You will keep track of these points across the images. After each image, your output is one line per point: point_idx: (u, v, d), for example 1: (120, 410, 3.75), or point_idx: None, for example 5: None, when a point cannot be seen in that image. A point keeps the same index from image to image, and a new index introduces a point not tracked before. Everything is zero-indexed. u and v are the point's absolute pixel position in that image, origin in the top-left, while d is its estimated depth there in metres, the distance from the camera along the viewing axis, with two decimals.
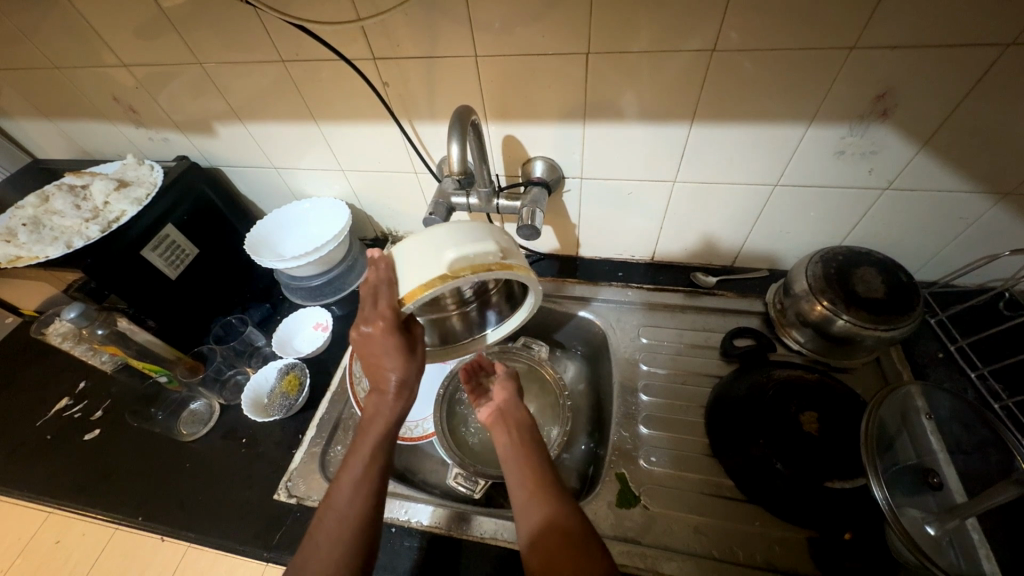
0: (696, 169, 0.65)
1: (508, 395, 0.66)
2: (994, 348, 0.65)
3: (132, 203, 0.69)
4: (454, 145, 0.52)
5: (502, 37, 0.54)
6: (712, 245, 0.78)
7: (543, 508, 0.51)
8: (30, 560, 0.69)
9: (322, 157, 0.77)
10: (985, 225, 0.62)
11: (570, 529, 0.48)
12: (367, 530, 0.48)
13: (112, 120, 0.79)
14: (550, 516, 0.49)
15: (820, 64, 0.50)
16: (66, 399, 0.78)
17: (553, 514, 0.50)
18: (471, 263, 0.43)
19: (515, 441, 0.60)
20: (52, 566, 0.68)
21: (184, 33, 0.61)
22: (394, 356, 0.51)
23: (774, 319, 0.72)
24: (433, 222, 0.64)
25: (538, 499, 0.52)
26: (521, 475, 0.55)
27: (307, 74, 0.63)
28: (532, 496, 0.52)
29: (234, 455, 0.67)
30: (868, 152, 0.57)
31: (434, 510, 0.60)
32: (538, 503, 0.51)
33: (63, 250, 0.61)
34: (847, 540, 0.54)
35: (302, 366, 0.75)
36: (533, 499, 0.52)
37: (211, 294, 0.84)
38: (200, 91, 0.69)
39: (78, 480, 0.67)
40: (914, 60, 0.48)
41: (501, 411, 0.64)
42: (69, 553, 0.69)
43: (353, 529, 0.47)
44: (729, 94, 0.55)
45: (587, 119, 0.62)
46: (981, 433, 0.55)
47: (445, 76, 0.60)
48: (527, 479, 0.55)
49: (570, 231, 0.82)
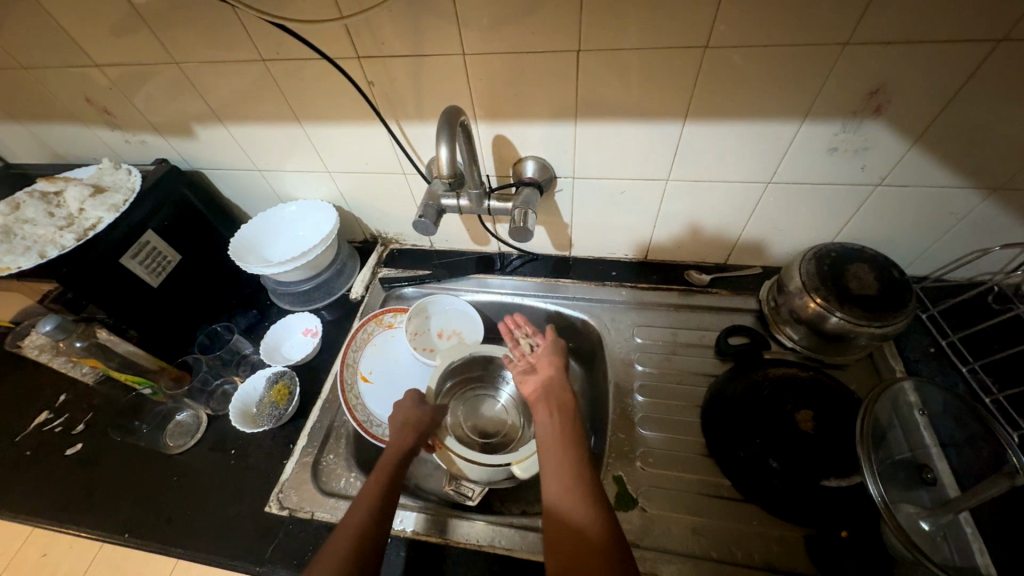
0: (689, 167, 0.64)
1: (554, 372, 0.67)
2: (984, 342, 0.66)
3: (109, 210, 0.67)
4: (443, 147, 0.50)
5: (490, 35, 0.53)
6: (707, 244, 0.78)
7: (568, 497, 0.51)
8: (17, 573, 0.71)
9: (307, 159, 0.75)
10: (974, 220, 0.62)
11: (588, 520, 0.48)
12: (371, 539, 0.50)
13: (86, 122, 0.76)
14: (568, 506, 0.50)
15: (813, 59, 0.49)
16: (45, 413, 0.76)
17: (573, 507, 0.50)
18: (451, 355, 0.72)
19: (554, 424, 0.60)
20: None
21: (159, 32, 0.59)
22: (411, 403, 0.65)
23: (767, 317, 0.72)
24: (424, 226, 0.63)
25: (566, 486, 0.52)
26: (556, 459, 0.55)
27: (289, 74, 0.61)
28: (561, 483, 0.53)
29: (224, 467, 0.65)
30: (860, 148, 0.57)
31: (415, 516, 0.59)
32: (564, 489, 0.52)
33: (35, 261, 0.58)
34: (844, 537, 0.54)
35: (291, 375, 0.73)
36: (561, 484, 0.52)
37: (196, 302, 0.81)
38: (179, 92, 0.67)
39: (60, 497, 0.65)
40: (906, 57, 0.48)
41: (552, 388, 0.65)
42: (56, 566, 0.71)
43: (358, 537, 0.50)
44: (721, 92, 0.54)
45: (579, 117, 0.60)
46: (971, 427, 0.55)
47: (432, 75, 0.58)
48: (560, 463, 0.55)
49: (563, 231, 0.81)
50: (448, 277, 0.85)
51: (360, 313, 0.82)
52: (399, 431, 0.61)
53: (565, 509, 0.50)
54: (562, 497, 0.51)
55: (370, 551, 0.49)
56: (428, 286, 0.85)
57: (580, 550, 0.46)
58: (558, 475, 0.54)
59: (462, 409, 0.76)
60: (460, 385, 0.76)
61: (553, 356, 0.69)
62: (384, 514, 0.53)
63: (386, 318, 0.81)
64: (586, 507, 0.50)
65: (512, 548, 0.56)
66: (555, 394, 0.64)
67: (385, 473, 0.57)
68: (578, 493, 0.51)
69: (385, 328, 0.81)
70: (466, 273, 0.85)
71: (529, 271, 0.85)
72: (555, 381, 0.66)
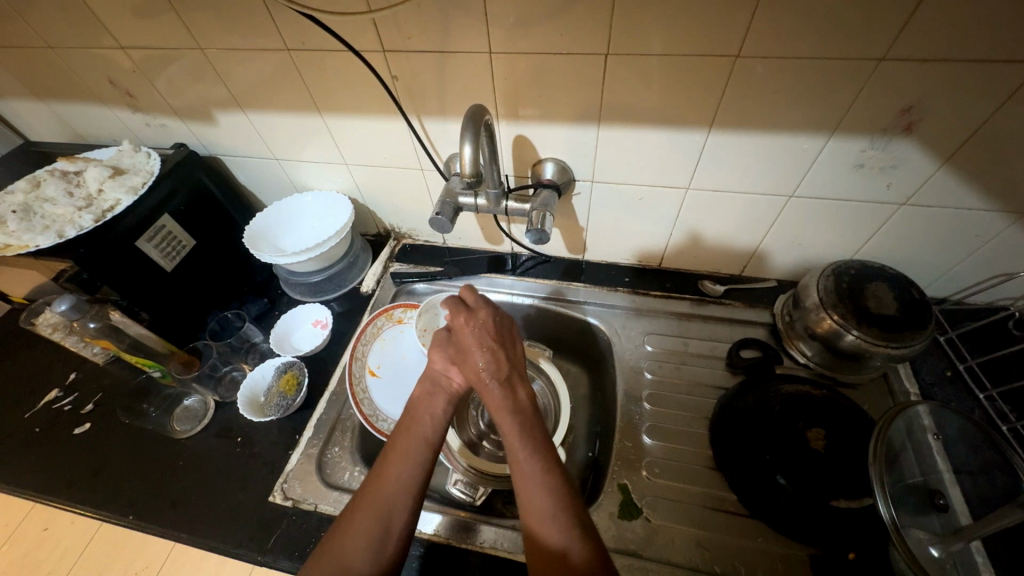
0: (710, 177, 0.63)
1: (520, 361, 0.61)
2: (1003, 369, 0.65)
3: (128, 192, 0.67)
4: (467, 145, 0.50)
5: (518, 34, 0.52)
6: (724, 255, 0.77)
7: (541, 511, 0.48)
8: (17, 546, 0.74)
9: (326, 151, 0.75)
10: (1000, 244, 0.61)
11: (561, 541, 0.46)
12: (381, 527, 0.47)
13: (108, 104, 0.76)
14: (542, 526, 0.47)
15: (846, 73, 0.48)
16: (55, 391, 0.76)
17: (547, 526, 0.47)
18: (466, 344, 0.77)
19: (513, 432, 0.53)
20: (41, 552, 0.73)
21: (185, 16, 0.58)
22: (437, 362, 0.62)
23: (781, 331, 0.72)
24: (440, 223, 0.63)
25: (539, 496, 0.48)
26: (525, 470, 0.50)
27: (313, 64, 0.61)
28: (529, 497, 0.49)
29: (229, 454, 0.66)
30: (887, 166, 0.56)
31: (437, 518, 0.59)
32: (539, 505, 0.48)
33: (54, 240, 0.59)
34: (851, 559, 0.53)
35: (300, 366, 0.74)
36: (533, 494, 0.49)
37: (209, 288, 0.81)
38: (201, 77, 0.67)
39: (66, 475, 0.66)
40: (942, 76, 0.47)
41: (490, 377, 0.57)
42: (56, 544, 0.74)
43: (375, 515, 0.48)
44: (748, 103, 0.54)
45: (602, 120, 0.60)
46: (986, 455, 0.54)
47: (457, 72, 0.58)
48: (525, 477, 0.50)
49: (577, 234, 0.80)
50: (458, 274, 0.85)
51: (371, 307, 0.82)
52: (428, 401, 0.59)
53: (538, 527, 0.47)
54: (532, 514, 0.48)
55: (381, 534, 0.47)
56: (439, 283, 0.85)
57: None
58: (527, 489, 0.49)
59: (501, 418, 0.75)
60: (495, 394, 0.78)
61: (481, 335, 0.60)
62: (405, 491, 0.50)
63: (396, 313, 0.80)
64: (562, 526, 0.46)
65: (516, 553, 0.56)
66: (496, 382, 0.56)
67: (411, 459, 0.52)
68: (554, 507, 0.48)
69: (394, 323, 0.80)
70: (477, 271, 0.85)
71: (541, 272, 0.84)
72: (493, 367, 0.57)
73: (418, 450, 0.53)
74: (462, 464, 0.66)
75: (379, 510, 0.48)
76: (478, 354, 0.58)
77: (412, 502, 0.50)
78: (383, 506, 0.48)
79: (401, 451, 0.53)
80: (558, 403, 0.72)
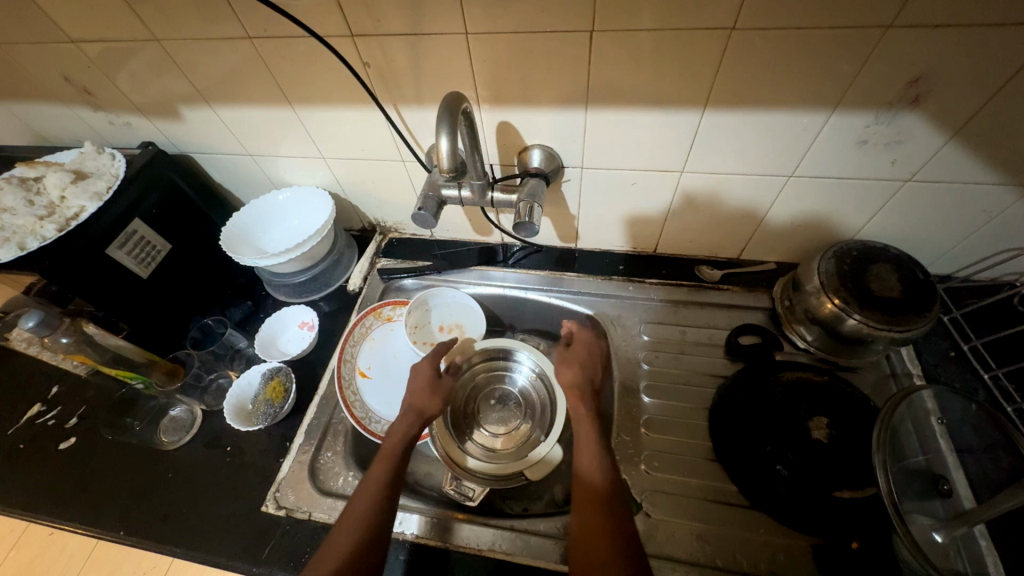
0: (705, 159, 0.60)
1: (572, 372, 0.65)
2: (1008, 347, 0.63)
3: (93, 198, 0.63)
4: (443, 137, 0.46)
5: (496, 11, 0.48)
6: (722, 237, 0.74)
7: (585, 451, 0.57)
8: (25, 549, 0.83)
9: (301, 144, 0.71)
10: (1007, 219, 0.59)
11: (600, 489, 0.53)
12: (370, 536, 0.50)
13: (67, 102, 0.72)
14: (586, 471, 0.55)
15: (850, 44, 0.45)
16: (37, 405, 0.74)
17: (592, 468, 0.55)
18: (449, 317, 0.79)
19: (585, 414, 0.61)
20: (49, 555, 0.82)
21: (137, 7, 0.54)
22: (426, 393, 0.64)
23: (780, 316, 0.69)
24: (423, 219, 0.60)
25: (587, 442, 0.58)
26: (584, 429, 0.60)
27: (278, 52, 0.56)
28: (582, 443, 0.58)
29: (220, 464, 0.64)
30: (893, 141, 0.53)
31: (417, 520, 0.58)
32: (586, 452, 0.57)
33: (14, 253, 0.56)
34: (855, 548, 0.52)
35: (286, 371, 0.71)
36: (583, 441, 0.58)
37: (188, 293, 0.79)
38: (161, 70, 0.62)
39: (54, 492, 0.64)
40: (952, 43, 0.43)
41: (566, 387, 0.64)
42: (64, 547, 0.82)
43: (360, 527, 0.50)
44: (744, 80, 0.50)
45: (590, 103, 0.56)
46: (991, 436, 0.52)
47: (432, 56, 0.54)
48: (582, 443, 0.58)
49: (568, 222, 0.77)
50: (449, 268, 0.82)
51: (358, 306, 0.80)
52: (403, 418, 0.62)
53: (587, 480, 0.54)
54: (583, 459, 0.56)
55: (372, 547, 0.49)
56: (428, 278, 0.82)
57: (592, 502, 0.52)
58: (584, 439, 0.58)
59: (486, 414, 0.73)
60: (482, 390, 0.75)
61: (565, 358, 0.66)
62: (388, 509, 0.53)
63: (385, 311, 0.78)
64: (598, 460, 0.56)
65: (514, 553, 0.55)
66: (575, 391, 0.63)
67: (376, 490, 0.54)
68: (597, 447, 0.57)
69: (384, 322, 0.78)
70: (468, 264, 0.82)
71: (533, 263, 0.82)
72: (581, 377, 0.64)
73: (385, 461, 0.57)
74: (439, 449, 0.65)
75: (359, 529, 0.50)
76: (578, 356, 0.67)
77: (388, 513, 0.52)
78: (362, 524, 0.51)
79: (370, 484, 0.55)
80: (552, 405, 0.71)
